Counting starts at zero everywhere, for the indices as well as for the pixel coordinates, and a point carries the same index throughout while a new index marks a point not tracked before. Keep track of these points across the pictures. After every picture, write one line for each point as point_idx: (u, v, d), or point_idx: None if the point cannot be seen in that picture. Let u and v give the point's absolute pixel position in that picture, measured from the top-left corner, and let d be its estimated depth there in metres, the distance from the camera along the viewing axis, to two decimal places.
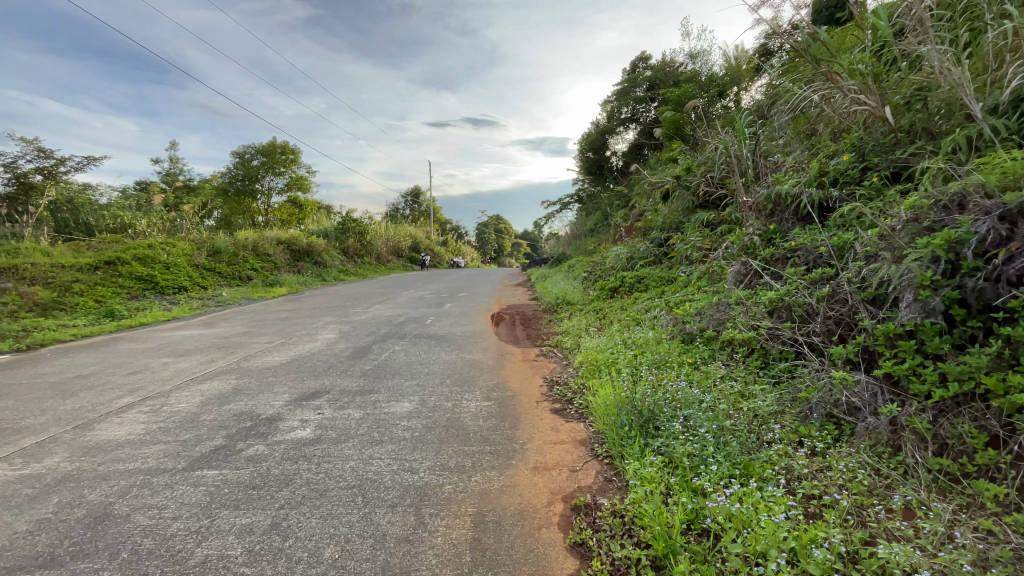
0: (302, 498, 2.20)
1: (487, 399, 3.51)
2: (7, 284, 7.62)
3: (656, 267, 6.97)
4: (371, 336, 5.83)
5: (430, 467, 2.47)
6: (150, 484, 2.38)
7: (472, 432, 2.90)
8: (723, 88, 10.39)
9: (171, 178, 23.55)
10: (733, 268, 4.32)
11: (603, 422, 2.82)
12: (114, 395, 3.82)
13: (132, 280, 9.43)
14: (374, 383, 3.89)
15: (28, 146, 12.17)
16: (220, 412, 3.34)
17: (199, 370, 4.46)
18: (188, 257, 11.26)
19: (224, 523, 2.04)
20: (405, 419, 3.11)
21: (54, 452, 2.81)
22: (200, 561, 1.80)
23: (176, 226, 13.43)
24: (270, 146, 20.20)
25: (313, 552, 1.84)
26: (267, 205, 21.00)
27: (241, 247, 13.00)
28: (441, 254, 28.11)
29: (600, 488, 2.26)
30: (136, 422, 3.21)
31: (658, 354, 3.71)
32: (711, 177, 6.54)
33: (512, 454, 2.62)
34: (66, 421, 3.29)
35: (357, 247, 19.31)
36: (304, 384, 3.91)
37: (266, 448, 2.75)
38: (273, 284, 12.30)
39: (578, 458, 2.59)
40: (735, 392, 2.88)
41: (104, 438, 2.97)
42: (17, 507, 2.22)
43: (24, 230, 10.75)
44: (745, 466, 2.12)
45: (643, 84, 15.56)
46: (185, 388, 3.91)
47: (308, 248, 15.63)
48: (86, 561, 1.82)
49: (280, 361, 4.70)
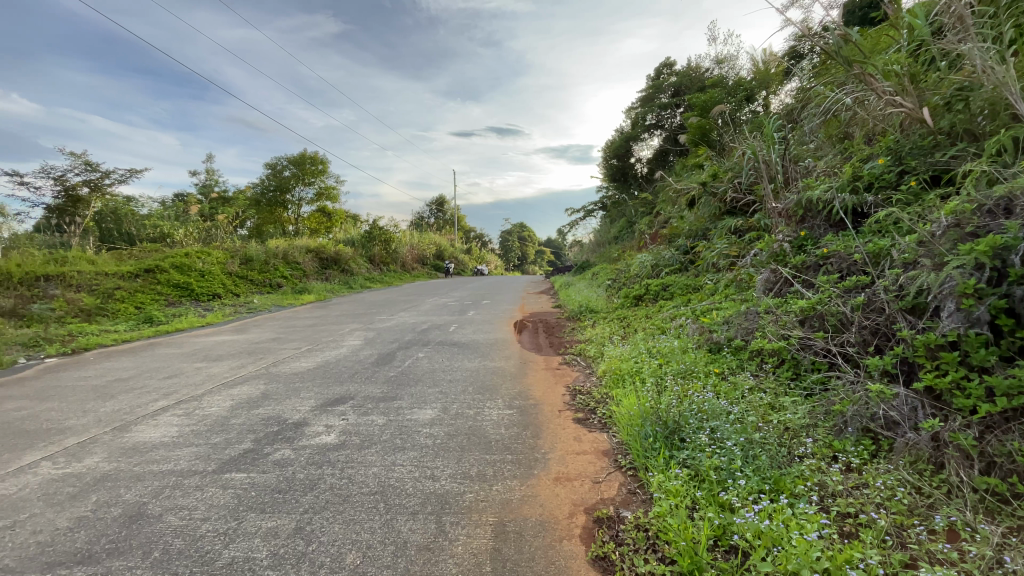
0: (327, 503, 2.23)
1: (508, 407, 3.50)
2: (55, 292, 8.01)
3: (682, 274, 6.87)
4: (395, 343, 5.88)
5: (451, 475, 2.47)
6: (181, 486, 2.45)
7: (493, 440, 2.89)
8: (751, 93, 10.24)
9: (207, 189, 24.44)
10: (763, 276, 4.23)
11: (626, 433, 2.77)
12: (150, 398, 3.96)
13: (169, 286, 9.81)
14: (398, 390, 3.92)
15: (76, 160, 12.89)
16: (249, 416, 3.43)
17: (231, 374, 4.60)
18: (222, 266, 11.64)
19: (252, 526, 2.08)
20: (427, 426, 3.13)
21: (93, 452, 2.93)
22: (228, 563, 1.84)
23: (212, 235, 13.97)
24: (301, 157, 20.82)
25: (336, 557, 1.85)
26: (298, 215, 21.62)
27: (272, 255, 13.38)
28: (465, 261, 28.26)
29: (623, 501, 2.22)
30: (170, 425, 3.32)
31: (683, 363, 3.63)
32: (738, 184, 6.44)
33: (533, 463, 2.59)
34: (105, 422, 3.43)
35: (383, 256, 19.64)
36: (330, 390, 3.98)
37: (292, 452, 2.80)
38: (302, 291, 12.60)
39: (601, 468, 2.55)
40: (765, 404, 2.79)
41: (140, 440, 3.08)
42: (59, 504, 2.32)
43: (71, 240, 11.32)
44: (775, 481, 2.05)
45: (668, 90, 15.50)
46: (217, 392, 4.04)
47: (336, 257, 15.99)
48: (120, 559, 1.88)
49: (307, 367, 4.81)
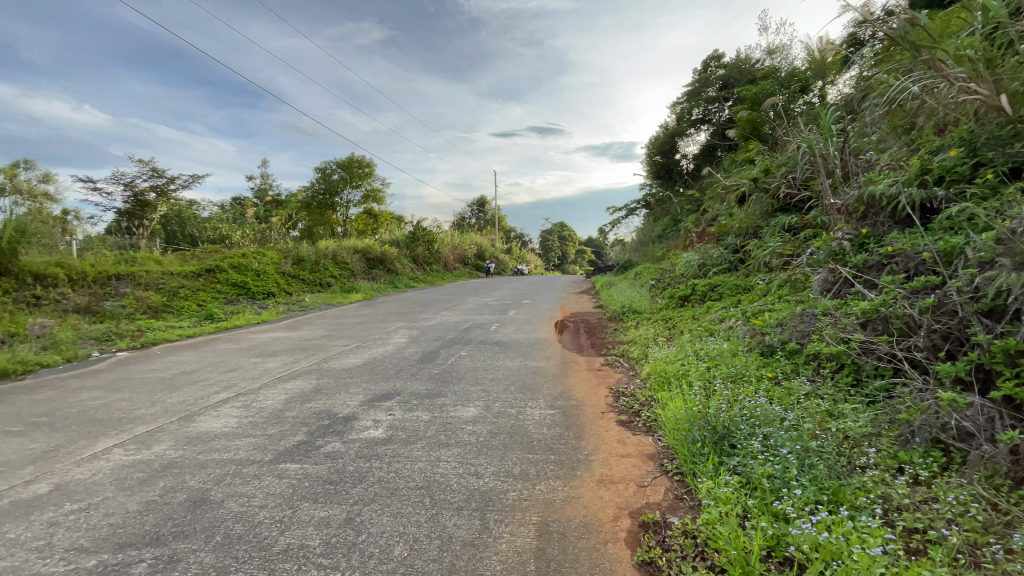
0: (375, 496, 2.30)
1: (550, 407, 3.49)
2: (126, 290, 8.64)
3: (731, 274, 6.64)
4: (438, 341, 5.99)
5: (494, 473, 2.49)
6: (241, 474, 2.59)
7: (536, 440, 2.89)
8: (806, 83, 9.77)
9: (262, 193, 25.70)
10: (820, 276, 4.04)
11: (673, 437, 2.71)
12: (212, 391, 4.21)
13: (228, 285, 10.40)
14: (441, 387, 4.00)
15: (144, 167, 13.86)
16: (301, 410, 3.59)
17: (284, 369, 4.82)
18: (276, 266, 12.22)
19: (305, 515, 2.17)
20: (470, 423, 3.17)
21: (161, 440, 3.15)
22: (284, 549, 1.93)
23: (266, 237, 14.70)
24: (348, 161, 21.55)
25: (384, 549, 1.91)
26: (346, 216, 22.41)
27: (322, 255, 13.92)
28: (505, 261, 28.41)
29: (670, 506, 2.17)
30: (230, 416, 3.52)
31: (734, 367, 3.50)
32: (792, 179, 6.17)
33: (577, 465, 2.58)
34: (171, 412, 3.67)
35: (426, 256, 20.03)
36: (377, 386, 4.11)
37: (342, 445, 2.91)
38: (350, 290, 13.05)
39: (646, 472, 2.50)
40: (822, 411, 2.66)
41: (203, 429, 3.29)
42: (131, 488, 2.50)
43: (140, 241, 12.19)
44: (834, 492, 1.95)
45: (716, 84, 15.02)
46: (272, 386, 4.25)
47: (382, 257, 16.46)
48: (185, 542, 2.01)
49: (355, 363, 4.97)
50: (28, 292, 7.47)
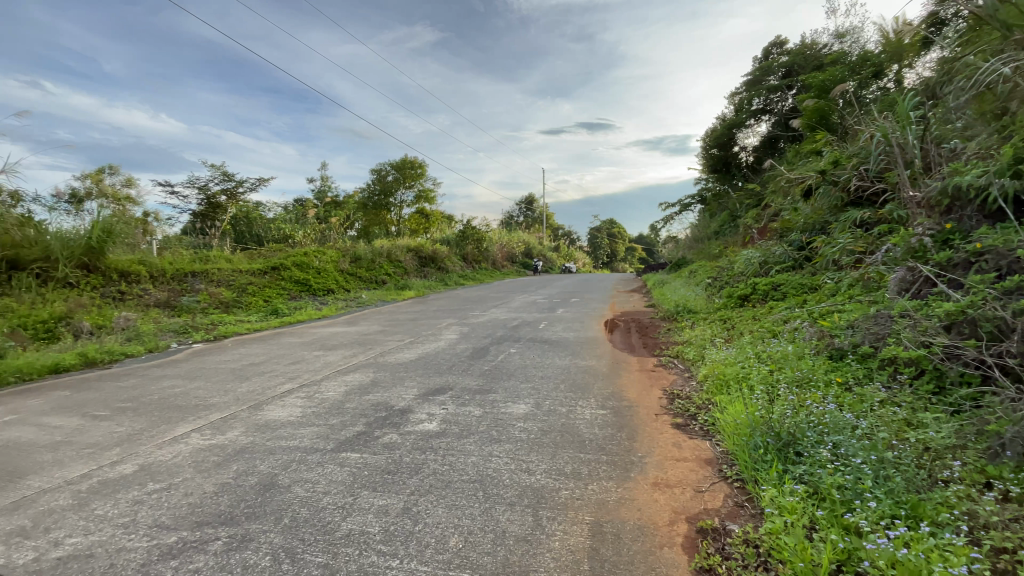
0: (430, 487, 2.37)
1: (602, 407, 3.46)
2: (201, 286, 9.34)
3: (795, 272, 6.31)
4: (489, 338, 6.06)
5: (546, 470, 2.50)
6: (306, 461, 2.74)
7: (588, 439, 2.88)
8: (880, 67, 9.10)
9: (322, 194, 26.98)
10: (896, 275, 3.76)
11: (733, 443, 2.61)
12: (278, 381, 4.48)
13: (291, 282, 11.01)
14: (493, 383, 4.06)
15: (216, 172, 14.91)
16: (360, 402, 3.74)
17: (344, 362, 5.05)
18: (335, 264, 12.80)
19: (365, 502, 2.27)
20: (522, 420, 3.20)
21: (234, 427, 3.38)
22: (346, 534, 2.03)
23: (325, 236, 15.46)
24: (401, 162, 22.21)
25: (439, 539, 1.96)
26: (399, 216, 23.14)
27: (377, 254, 14.45)
28: (554, 259, 28.31)
29: (729, 514, 2.10)
30: (295, 406, 3.73)
31: (800, 371, 3.32)
32: (864, 171, 5.78)
33: (630, 466, 2.54)
34: (242, 401, 3.94)
35: (475, 254, 20.32)
36: (431, 380, 4.22)
37: (399, 437, 3.02)
38: (403, 288, 13.46)
39: (704, 477, 2.43)
40: (899, 419, 2.47)
41: (271, 418, 3.50)
42: (208, 470, 2.71)
43: (214, 241, 13.13)
44: (912, 506, 1.81)
45: (778, 72, 14.27)
46: (333, 378, 4.46)
47: (433, 255, 16.87)
48: (257, 522, 2.15)
49: (409, 358, 5.13)
50: (115, 287, 8.23)
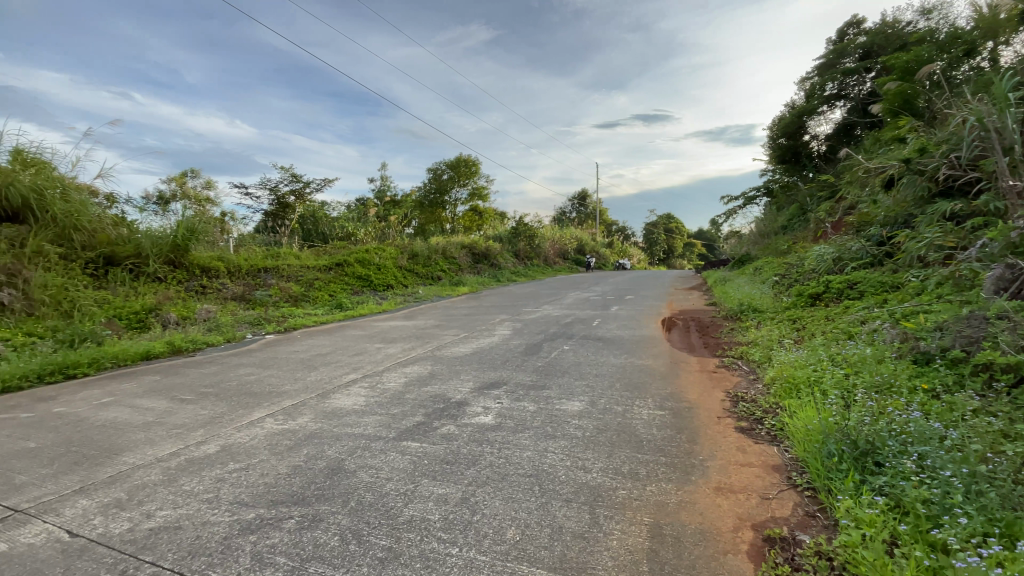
0: (486, 479, 2.42)
1: (661, 407, 3.38)
2: (273, 281, 9.99)
3: (873, 270, 5.86)
4: (542, 334, 6.07)
5: (603, 469, 2.48)
6: (369, 448, 2.88)
7: (646, 440, 2.83)
8: (975, 44, 8.26)
9: (381, 193, 28.05)
10: (992, 272, 3.41)
11: (804, 450, 2.47)
12: (343, 372, 4.72)
13: (354, 278, 11.53)
14: (547, 379, 4.07)
15: (285, 173, 15.85)
16: (419, 393, 3.88)
17: (403, 355, 5.24)
18: (394, 260, 13.26)
19: (426, 490, 2.35)
20: (577, 417, 3.18)
21: (303, 413, 3.60)
22: (408, 520, 2.12)
23: (385, 234, 16.06)
24: (456, 161, 22.64)
25: (497, 531, 2.00)
26: (454, 214, 23.65)
27: (433, 251, 14.83)
28: (607, 255, 27.87)
29: (799, 523, 2.00)
30: (359, 395, 3.92)
31: (879, 375, 3.09)
32: (955, 159, 5.27)
33: (691, 469, 2.47)
34: (311, 389, 4.18)
35: (528, 250, 20.38)
36: (486, 374, 4.30)
37: (456, 428, 3.10)
38: (458, 284, 13.74)
39: (771, 484, 2.32)
40: (997, 431, 2.24)
41: (337, 406, 3.70)
42: (282, 453, 2.91)
43: (283, 239, 13.99)
44: (1010, 524, 1.64)
45: (855, 53, 13.25)
46: (393, 370, 4.64)
47: (486, 252, 17.09)
48: (326, 504, 2.29)
49: (464, 352, 5.24)
50: (198, 282, 8.95)
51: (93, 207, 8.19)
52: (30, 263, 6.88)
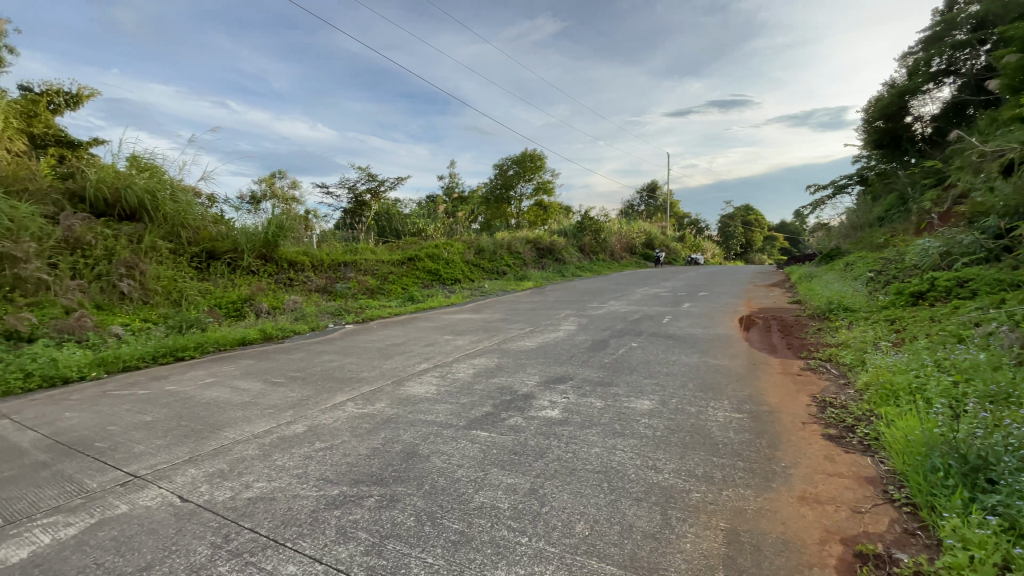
0: (555, 472, 2.44)
1: (738, 410, 3.22)
2: (351, 274, 10.63)
3: (991, 266, 5.20)
4: (609, 330, 5.98)
5: (675, 470, 2.42)
6: (441, 435, 3.00)
7: (722, 443, 2.71)
8: None
9: (450, 189, 28.83)
10: None
11: (903, 462, 2.26)
12: (415, 361, 4.93)
13: (424, 272, 11.98)
14: (615, 376, 4.01)
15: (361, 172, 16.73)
16: (487, 384, 3.97)
17: (471, 347, 5.38)
18: (461, 255, 13.61)
19: (495, 479, 2.42)
20: (647, 416, 3.12)
21: (380, 399, 3.81)
22: (478, 506, 2.19)
23: (452, 230, 16.51)
24: (522, 156, 22.74)
25: (566, 524, 2.02)
26: (519, 209, 23.82)
27: (499, 246, 15.04)
28: (678, 250, 26.77)
29: (897, 541, 1.84)
30: (430, 384, 4.09)
31: (997, 383, 2.74)
32: None
33: (772, 476, 2.34)
34: (386, 377, 4.41)
35: (594, 245, 20.09)
36: (552, 369, 4.31)
37: (524, 420, 3.15)
38: (523, 278, 13.84)
39: (864, 497, 2.15)
40: None
41: (411, 393, 3.88)
42: (362, 436, 3.11)
43: (360, 235, 14.80)
44: None
45: (968, 22, 11.75)
46: (462, 361, 4.78)
47: (551, 246, 17.08)
48: (402, 486, 2.42)
49: (530, 346, 5.29)
50: (286, 275, 9.71)
51: (196, 206, 9.13)
52: (147, 257, 7.81)
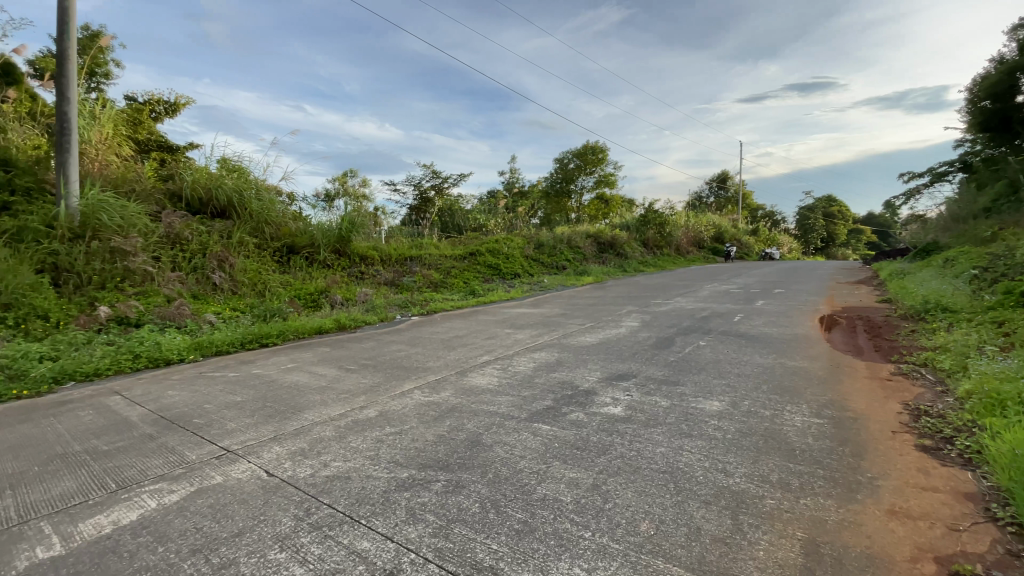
0: (618, 469, 2.44)
1: (816, 415, 3.04)
2: (416, 269, 11.05)
3: None
4: (674, 328, 5.81)
5: (747, 474, 2.34)
6: (505, 426, 3.08)
7: (799, 449, 2.58)
8: None
9: (510, 184, 29.03)
10: None
11: (1011, 479, 2.05)
12: (477, 353, 5.07)
13: (485, 266, 12.21)
14: (681, 375, 3.91)
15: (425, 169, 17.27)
16: (548, 378, 4.01)
17: (531, 341, 5.44)
18: (521, 250, 13.72)
19: (557, 472, 2.45)
20: (715, 418, 3.02)
21: (445, 388, 3.96)
22: (541, 498, 2.24)
23: (513, 225, 16.66)
24: (584, 149, 22.44)
25: (630, 522, 2.02)
26: (580, 203, 23.55)
27: (559, 241, 15.00)
28: (749, 244, 25.31)
29: (1001, 564, 1.68)
30: (492, 376, 4.19)
31: None
32: None
33: (856, 487, 2.20)
34: (450, 368, 4.57)
35: (658, 239, 19.48)
36: (614, 365, 4.27)
37: (586, 416, 3.16)
38: (583, 273, 13.71)
39: (963, 514, 1.97)
40: None
41: (474, 384, 4.00)
42: (429, 423, 3.25)
43: (424, 230, 15.31)
44: None
45: None
46: (523, 355, 4.85)
47: (613, 241, 16.78)
48: (467, 472, 2.52)
49: (592, 342, 5.26)
50: (357, 268, 10.27)
51: (278, 204, 9.87)
52: (236, 252, 8.57)
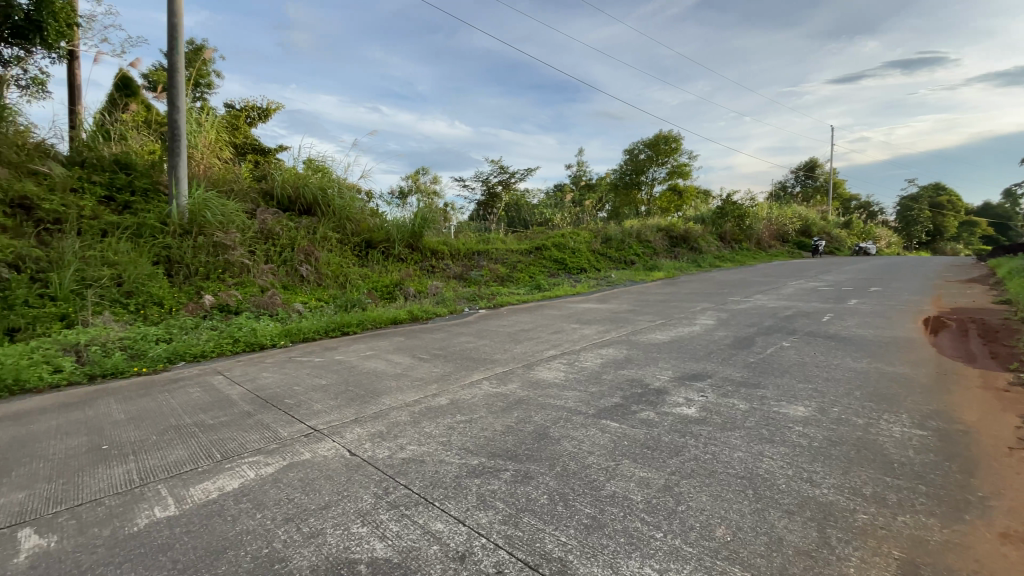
0: (692, 472, 2.43)
1: (916, 427, 2.83)
2: (484, 263, 11.35)
3: None
4: (752, 327, 5.55)
5: (836, 486, 2.25)
6: (574, 420, 3.15)
7: (896, 463, 2.42)
8: None
9: (578, 177, 28.70)
10: None
11: None
12: (545, 348, 5.16)
13: (551, 261, 12.27)
14: (760, 378, 3.76)
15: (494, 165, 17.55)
16: (616, 375, 4.03)
17: (599, 337, 5.44)
18: (587, 244, 13.61)
19: (627, 470, 2.50)
20: (799, 424, 2.90)
21: (515, 381, 4.10)
22: (611, 494, 2.30)
23: (579, 219, 16.54)
24: (655, 139, 21.70)
25: (705, 526, 2.02)
26: (650, 195, 22.83)
27: (627, 235, 14.69)
28: (839, 237, 23.27)
29: None
30: (560, 371, 4.27)
31: None
32: None
33: (964, 507, 2.05)
34: (518, 361, 4.71)
35: (735, 232, 18.46)
36: (687, 365, 4.19)
37: (657, 415, 3.15)
38: (653, 268, 13.35)
39: None
40: None
41: (543, 378, 4.10)
42: (500, 414, 3.40)
43: (491, 225, 15.62)
44: None
45: None
46: (591, 351, 4.88)
47: (685, 235, 16.16)
48: (535, 464, 2.63)
49: (662, 339, 5.17)
50: (429, 262, 10.72)
51: (358, 202, 10.52)
52: (321, 246, 9.26)
